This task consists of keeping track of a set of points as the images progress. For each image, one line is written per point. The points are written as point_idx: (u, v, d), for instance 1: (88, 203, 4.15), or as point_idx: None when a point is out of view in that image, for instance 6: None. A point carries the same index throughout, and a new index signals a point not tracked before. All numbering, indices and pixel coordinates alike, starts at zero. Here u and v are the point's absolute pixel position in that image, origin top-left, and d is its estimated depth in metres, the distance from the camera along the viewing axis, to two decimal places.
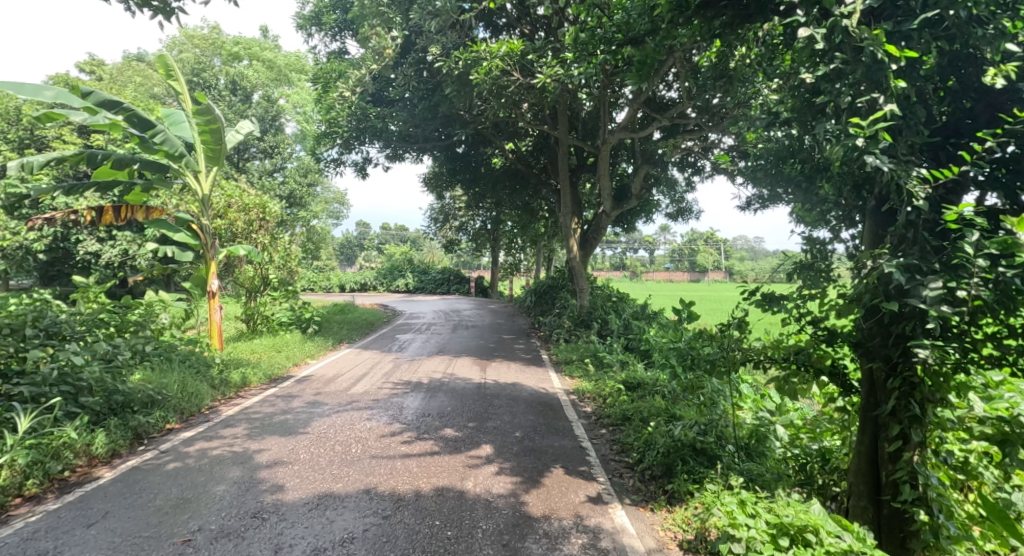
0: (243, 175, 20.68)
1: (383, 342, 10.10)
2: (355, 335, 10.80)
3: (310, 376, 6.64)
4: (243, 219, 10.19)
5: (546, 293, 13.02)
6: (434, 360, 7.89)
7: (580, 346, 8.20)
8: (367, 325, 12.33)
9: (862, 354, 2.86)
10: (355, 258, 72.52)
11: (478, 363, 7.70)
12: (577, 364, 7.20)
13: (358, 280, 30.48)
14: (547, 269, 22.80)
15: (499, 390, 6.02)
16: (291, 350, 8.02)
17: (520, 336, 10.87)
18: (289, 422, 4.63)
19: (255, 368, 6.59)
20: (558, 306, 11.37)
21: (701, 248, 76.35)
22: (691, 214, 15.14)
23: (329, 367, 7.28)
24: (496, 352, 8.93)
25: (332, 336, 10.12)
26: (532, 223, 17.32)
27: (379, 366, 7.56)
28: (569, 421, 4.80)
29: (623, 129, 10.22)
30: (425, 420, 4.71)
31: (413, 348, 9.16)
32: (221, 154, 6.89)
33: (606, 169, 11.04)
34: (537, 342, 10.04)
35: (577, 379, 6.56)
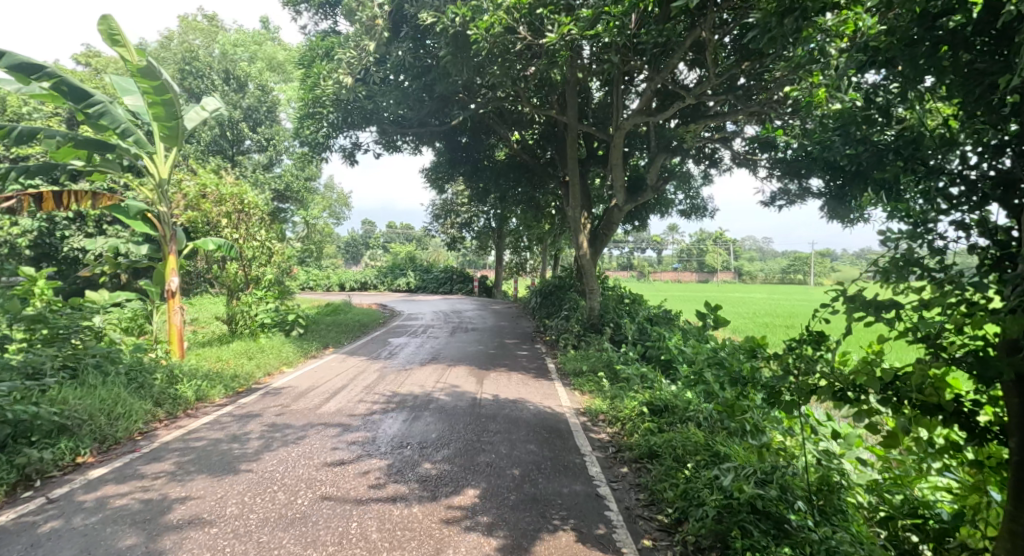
0: (236, 168, 19.92)
1: (374, 346, 9.21)
2: (343, 338, 9.92)
3: (280, 389, 5.76)
4: (221, 212, 9.34)
5: (552, 294, 12.10)
6: (426, 370, 6.96)
7: (590, 356, 7.24)
8: (359, 327, 11.47)
9: (1016, 390, 1.84)
10: (360, 257, 72.08)
11: (476, 374, 6.77)
12: (588, 377, 6.28)
13: (359, 279, 29.65)
14: (553, 268, 21.90)
15: (497, 409, 5.07)
16: (265, 357, 7.13)
17: (524, 340, 9.94)
18: (233, 453, 3.73)
19: (217, 379, 5.71)
20: (566, 307, 10.42)
21: (710, 249, 74.97)
22: (707, 211, 14.14)
23: (306, 378, 6.39)
24: (496, 359, 8.00)
25: (317, 340, 9.24)
26: (538, 218, 16.40)
27: (363, 375, 6.65)
28: (581, 454, 3.85)
29: (639, 113, 9.27)
30: (402, 450, 3.78)
31: (404, 354, 8.27)
32: (180, 132, 6.04)
33: (618, 159, 10.06)
34: (542, 348, 9.11)
35: (589, 395, 5.61)
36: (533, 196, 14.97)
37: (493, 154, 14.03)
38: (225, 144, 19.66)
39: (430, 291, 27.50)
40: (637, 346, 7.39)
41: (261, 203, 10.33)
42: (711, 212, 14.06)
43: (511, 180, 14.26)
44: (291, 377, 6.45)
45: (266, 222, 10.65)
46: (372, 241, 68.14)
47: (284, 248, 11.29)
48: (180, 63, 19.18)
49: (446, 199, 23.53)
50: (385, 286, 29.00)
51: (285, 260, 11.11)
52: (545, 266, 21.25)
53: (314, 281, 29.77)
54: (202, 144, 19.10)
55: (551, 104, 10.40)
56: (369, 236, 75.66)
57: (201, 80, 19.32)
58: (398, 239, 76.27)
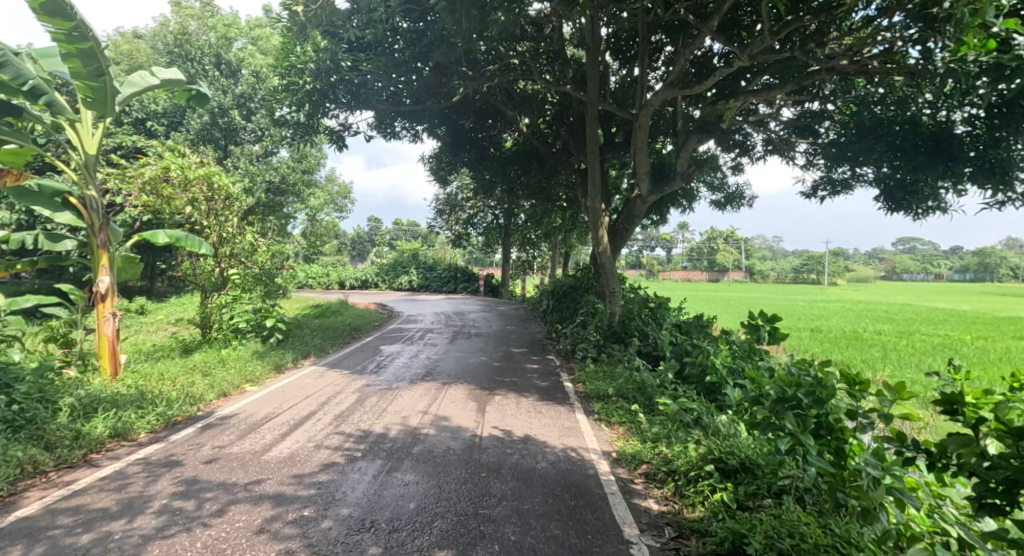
0: (229, 159, 18.89)
1: (361, 356, 8.02)
2: (329, 346, 8.75)
3: (231, 419, 4.58)
4: (188, 199, 8.16)
5: (563, 295, 10.86)
6: (416, 390, 5.77)
7: (617, 375, 5.98)
8: (350, 332, 10.30)
9: None
10: (366, 254, 71.38)
11: (477, 396, 5.56)
12: (616, 406, 5.05)
13: (361, 276, 28.63)
14: (563, 266, 20.66)
15: (502, 453, 3.85)
16: (225, 372, 5.95)
17: (533, 350, 8.69)
18: (104, 543, 2.50)
19: (148, 406, 4.51)
20: (582, 311, 9.18)
21: (722, 247, 73.27)
22: (743, 201, 12.82)
23: (268, 403, 5.18)
24: (501, 374, 6.75)
25: (296, 348, 8.07)
26: (548, 213, 15.16)
27: (338, 398, 5.45)
28: (624, 545, 2.61)
29: (670, 87, 7.97)
30: (359, 540, 2.55)
31: (394, 367, 7.08)
32: (109, 93, 4.81)
33: (642, 143, 8.79)
34: (556, 359, 7.90)
35: (621, 434, 4.38)
36: (543, 187, 13.70)
37: (499, 141, 12.81)
38: (219, 132, 18.66)
39: (434, 290, 26.33)
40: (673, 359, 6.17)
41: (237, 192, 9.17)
42: (747, 201, 12.75)
43: (520, 169, 13.00)
44: (252, 401, 5.27)
45: (243, 214, 9.49)
46: (378, 237, 67.33)
47: (268, 242, 10.13)
48: (171, 45, 18.14)
49: (450, 193, 22.30)
50: (388, 284, 27.92)
51: (269, 256, 9.95)
52: (555, 264, 19.96)
53: (315, 278, 28.80)
54: (193, 132, 18.09)
55: (566, 80, 9.13)
56: (375, 232, 74.79)
57: (192, 63, 18.26)
58: (404, 236, 75.39)
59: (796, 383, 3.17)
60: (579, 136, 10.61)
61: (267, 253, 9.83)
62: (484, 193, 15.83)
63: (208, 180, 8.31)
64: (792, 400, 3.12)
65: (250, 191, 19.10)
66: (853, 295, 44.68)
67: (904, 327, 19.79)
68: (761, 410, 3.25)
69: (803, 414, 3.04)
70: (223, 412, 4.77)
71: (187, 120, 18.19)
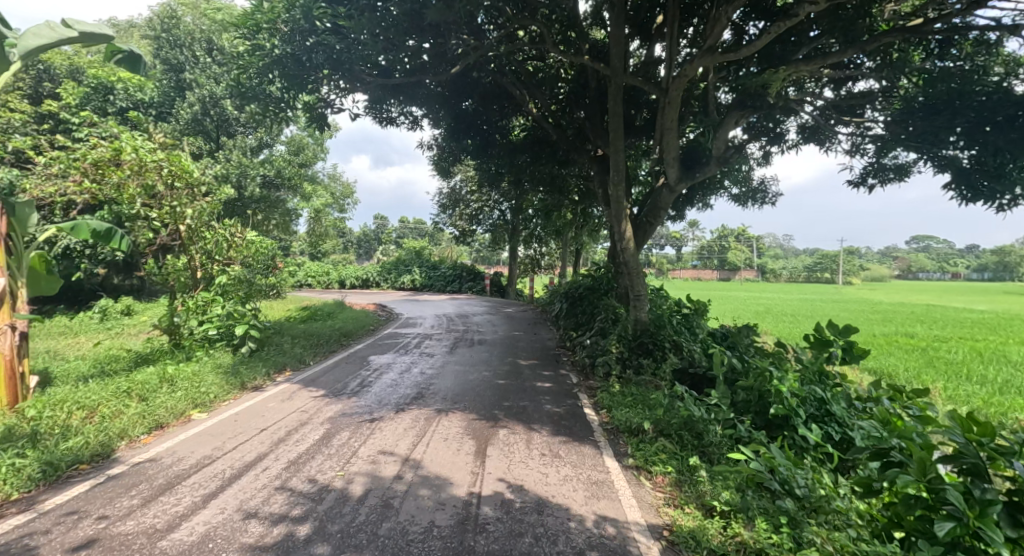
0: (221, 151, 17.89)
1: (347, 370, 6.93)
2: (310, 357, 7.61)
3: (159, 464, 3.51)
4: (141, 185, 7.09)
5: (577, 298, 9.63)
6: (403, 421, 4.63)
7: (652, 403, 4.77)
8: (338, 338, 9.16)
9: None
10: (372, 253, 70.53)
11: (476, 431, 4.39)
12: (658, 452, 3.89)
13: (362, 276, 27.52)
14: (575, 264, 19.46)
15: (508, 535, 2.69)
16: (169, 395, 4.83)
17: (544, 362, 7.52)
18: None
19: (40, 451, 3.43)
20: (600, 316, 8.02)
21: (734, 245, 71.46)
22: (765, 198, 11.49)
23: (217, 436, 4.12)
24: (508, 397, 5.55)
25: (268, 361, 6.93)
26: (559, 207, 14.00)
27: (308, 430, 4.36)
28: None
29: (706, 54, 6.75)
30: None
31: (383, 385, 5.99)
32: None
33: (672, 121, 7.61)
34: (572, 373, 6.77)
35: (672, 498, 3.24)
36: (554, 176, 12.47)
37: (506, 127, 11.67)
38: (210, 122, 17.60)
39: (437, 289, 25.16)
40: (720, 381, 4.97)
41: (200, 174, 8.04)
42: (771, 199, 11.40)
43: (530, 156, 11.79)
44: (199, 432, 4.20)
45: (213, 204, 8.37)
46: (383, 236, 66.29)
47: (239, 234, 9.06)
48: (158, 30, 17.12)
49: (454, 187, 21.13)
50: (389, 284, 26.83)
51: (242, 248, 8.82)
52: (565, 262, 18.71)
53: (315, 277, 27.81)
54: (181, 123, 17.11)
55: (583, 52, 7.94)
56: (381, 230, 73.89)
57: (181, 50, 17.26)
58: (411, 234, 74.45)
59: (963, 437, 2.13)
60: (596, 118, 9.38)
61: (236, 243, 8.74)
62: (490, 185, 14.65)
63: (159, 161, 7.21)
64: (963, 463, 2.06)
65: (243, 185, 18.07)
66: (874, 295, 42.98)
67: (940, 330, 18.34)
68: (905, 478, 2.17)
69: (987, 491, 1.98)
70: (153, 452, 3.72)
71: (176, 110, 17.21)
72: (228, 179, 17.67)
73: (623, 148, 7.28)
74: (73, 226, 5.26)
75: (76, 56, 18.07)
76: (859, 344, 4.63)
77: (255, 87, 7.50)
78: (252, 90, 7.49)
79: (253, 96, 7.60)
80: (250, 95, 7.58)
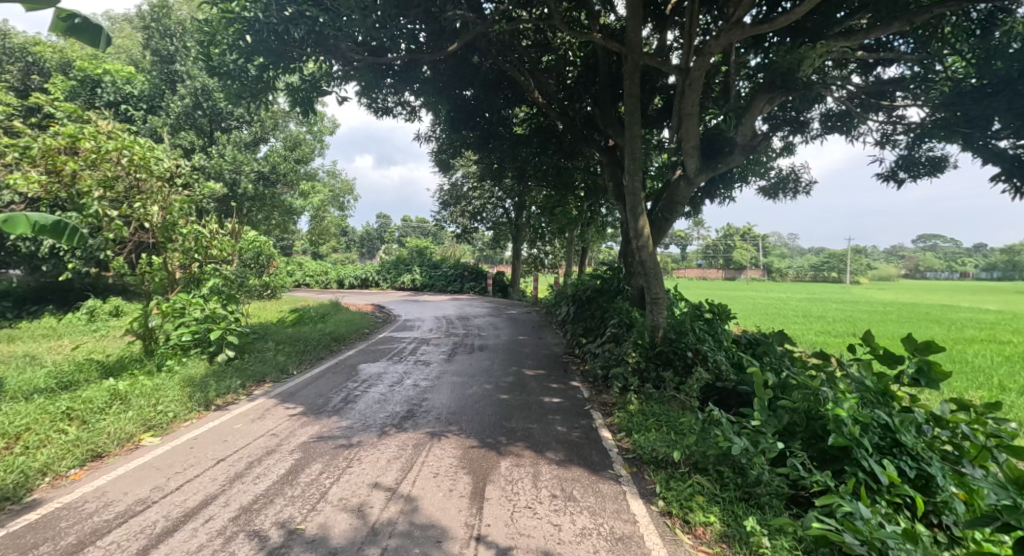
0: (213, 146, 17.29)
1: (333, 382, 6.24)
2: (293, 367, 6.93)
3: (78, 512, 2.83)
4: (99, 176, 6.44)
5: (585, 300, 8.93)
6: (387, 448, 3.94)
7: (680, 427, 4.08)
8: (327, 344, 8.48)
9: None
10: (373, 252, 70.04)
11: (472, 463, 3.70)
12: (695, 496, 3.18)
13: (361, 275, 26.87)
14: (581, 263, 18.78)
15: None
16: (117, 416, 4.17)
17: (552, 371, 6.85)
18: None
19: None
20: (612, 320, 7.33)
21: (740, 244, 70.53)
22: (797, 188, 10.83)
23: (163, 470, 3.44)
24: (511, 416, 4.85)
25: (244, 372, 6.26)
26: (565, 203, 13.33)
27: (270, 460, 3.65)
28: None
29: (733, 30, 6.04)
30: None
31: (369, 400, 5.29)
32: None
33: (692, 106, 6.90)
34: (582, 385, 6.09)
35: None
36: (560, 170, 11.77)
37: (508, 117, 10.97)
38: (202, 116, 16.92)
39: (438, 289, 24.49)
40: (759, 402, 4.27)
41: (172, 166, 7.62)
42: (804, 187, 10.71)
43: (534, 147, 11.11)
44: (144, 464, 3.54)
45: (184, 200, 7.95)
46: (384, 236, 65.74)
47: (214, 232, 8.60)
48: (147, 20, 16.49)
49: (455, 183, 20.41)
50: (389, 283, 26.22)
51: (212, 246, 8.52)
52: (570, 261, 17.95)
53: (313, 276, 27.19)
54: (172, 117, 16.50)
55: (593, 31, 7.24)
56: (383, 229, 73.26)
57: (171, 40, 16.65)
58: (413, 234, 73.80)
59: None
60: (606, 105, 8.67)
61: (210, 241, 8.35)
62: (491, 180, 13.94)
63: (124, 150, 6.55)
64: None
65: (236, 182, 17.39)
66: (884, 294, 42.03)
67: (962, 331, 17.47)
68: None
69: None
70: (77, 494, 3.05)
71: (166, 103, 16.57)
72: (220, 175, 17.02)
73: (639, 135, 6.48)
74: (8, 217, 4.55)
75: (63, 47, 17.44)
76: (941, 365, 3.88)
77: (232, 67, 6.83)
78: (228, 70, 6.84)
79: (229, 78, 6.94)
80: (227, 77, 6.92)
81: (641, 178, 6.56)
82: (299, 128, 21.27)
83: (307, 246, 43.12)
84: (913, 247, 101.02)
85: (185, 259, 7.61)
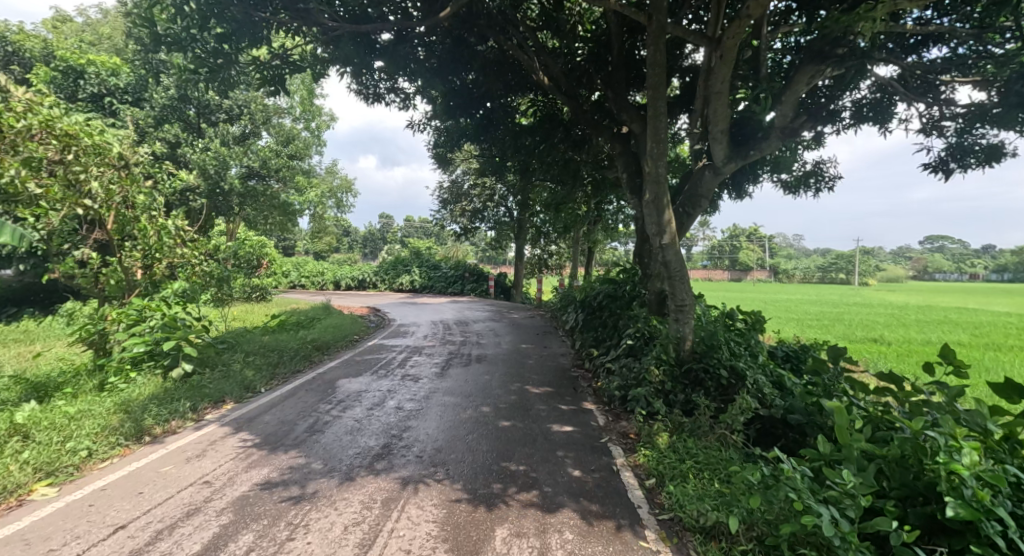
0: (199, 139, 16.52)
1: (302, 402, 5.31)
2: (260, 384, 6.01)
3: None
4: (22, 158, 5.51)
5: (594, 306, 7.98)
6: (346, 506, 2.99)
7: (732, 480, 3.12)
8: (306, 354, 7.58)
9: None
10: (375, 253, 69.31)
11: (457, 531, 2.76)
12: None
13: (358, 276, 26.05)
14: (587, 263, 17.83)
15: None
16: (3, 462, 3.27)
17: (560, 390, 5.91)
18: None
19: None
20: (628, 328, 6.39)
21: (747, 245, 69.29)
22: (820, 183, 9.81)
23: (33, 545, 2.53)
24: (510, 454, 3.90)
25: (197, 392, 5.33)
26: (572, 199, 12.38)
27: (184, 528, 2.71)
28: None
29: None
30: None
31: (339, 430, 4.36)
32: None
33: (723, 83, 5.91)
34: (597, 409, 5.16)
35: None
36: (566, 163, 10.84)
37: (510, 104, 10.04)
38: (189, 108, 16.42)
39: (439, 290, 23.58)
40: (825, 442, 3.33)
41: (122, 152, 6.71)
42: (829, 183, 9.56)
43: (539, 136, 10.24)
44: (12, 536, 2.62)
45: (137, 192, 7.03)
46: (386, 236, 65.01)
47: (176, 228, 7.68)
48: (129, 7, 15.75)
49: (454, 179, 19.54)
50: (388, 284, 25.36)
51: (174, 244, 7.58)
52: (576, 262, 17.03)
53: (308, 277, 26.47)
54: (155, 108, 15.75)
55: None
56: (384, 229, 72.59)
57: None
58: (415, 234, 73.12)
59: None
60: (620, 87, 7.74)
61: (170, 238, 7.40)
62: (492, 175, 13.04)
63: (57, 130, 5.68)
64: None
65: (223, 176, 16.53)
66: (895, 295, 41.09)
67: (960, 330, 17.72)
68: None
69: None
70: None
71: (149, 94, 15.82)
72: (205, 171, 16.17)
73: (664, 111, 5.26)
74: None
75: (44, 37, 16.64)
76: None
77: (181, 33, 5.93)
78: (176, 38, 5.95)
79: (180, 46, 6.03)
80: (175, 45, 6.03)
81: (666, 162, 5.36)
82: (292, 123, 20.53)
83: (306, 247, 42.43)
84: (921, 248, 99.65)
85: (136, 254, 6.95)
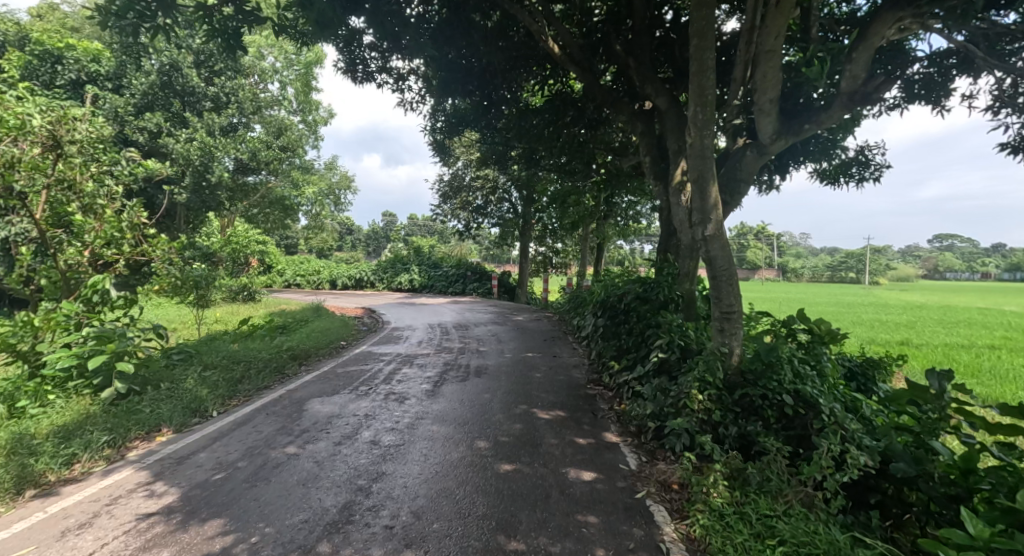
0: (184, 129, 15.57)
1: (255, 432, 4.25)
2: (212, 406, 4.95)
3: None
4: None
5: (613, 310, 6.88)
6: None
7: None
8: (278, 366, 6.51)
9: None
10: (376, 252, 68.41)
11: None
12: None
13: (355, 275, 25.03)
14: (596, 262, 16.72)
15: None
16: None
17: (576, 416, 4.81)
18: None
19: None
20: (657, 336, 5.31)
21: (754, 244, 67.91)
22: (864, 174, 8.09)
23: None
24: (514, 523, 2.81)
25: (123, 419, 4.26)
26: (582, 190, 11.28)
27: None
28: None
29: None
30: None
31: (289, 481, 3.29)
32: None
33: (776, 39, 4.77)
34: (626, 445, 4.08)
35: None
36: (578, 149, 9.77)
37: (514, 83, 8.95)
38: (173, 96, 15.47)
39: (439, 290, 22.52)
40: (975, 519, 2.19)
41: (52, 128, 5.59)
42: (876, 173, 7.96)
43: (549, 115, 9.14)
44: None
45: (74, 176, 5.93)
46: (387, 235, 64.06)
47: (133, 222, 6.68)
48: None
49: (455, 172, 18.40)
50: (386, 283, 24.33)
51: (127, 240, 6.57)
52: (585, 260, 15.94)
53: (304, 275, 25.45)
54: (136, 96, 14.80)
55: None
56: (386, 228, 71.64)
57: None
58: (417, 232, 72.09)
59: None
60: (642, 55, 6.65)
61: (122, 233, 6.38)
62: (494, 164, 11.97)
63: None
64: None
65: (209, 169, 15.55)
66: (911, 294, 39.76)
67: (989, 331, 16.71)
68: None
69: None
70: None
71: (129, 81, 14.86)
72: (189, 162, 15.19)
73: (711, 65, 4.10)
74: None
75: (19, 21, 15.64)
76: None
77: None
78: None
79: None
80: None
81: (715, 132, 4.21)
82: (284, 114, 19.57)
83: (304, 246, 41.48)
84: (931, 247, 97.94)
85: (78, 250, 6.05)
